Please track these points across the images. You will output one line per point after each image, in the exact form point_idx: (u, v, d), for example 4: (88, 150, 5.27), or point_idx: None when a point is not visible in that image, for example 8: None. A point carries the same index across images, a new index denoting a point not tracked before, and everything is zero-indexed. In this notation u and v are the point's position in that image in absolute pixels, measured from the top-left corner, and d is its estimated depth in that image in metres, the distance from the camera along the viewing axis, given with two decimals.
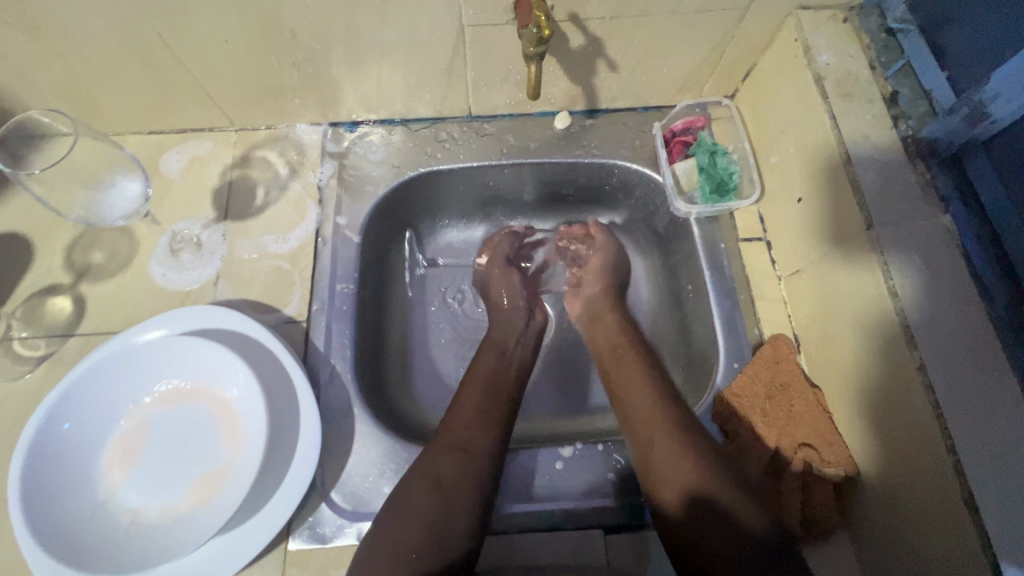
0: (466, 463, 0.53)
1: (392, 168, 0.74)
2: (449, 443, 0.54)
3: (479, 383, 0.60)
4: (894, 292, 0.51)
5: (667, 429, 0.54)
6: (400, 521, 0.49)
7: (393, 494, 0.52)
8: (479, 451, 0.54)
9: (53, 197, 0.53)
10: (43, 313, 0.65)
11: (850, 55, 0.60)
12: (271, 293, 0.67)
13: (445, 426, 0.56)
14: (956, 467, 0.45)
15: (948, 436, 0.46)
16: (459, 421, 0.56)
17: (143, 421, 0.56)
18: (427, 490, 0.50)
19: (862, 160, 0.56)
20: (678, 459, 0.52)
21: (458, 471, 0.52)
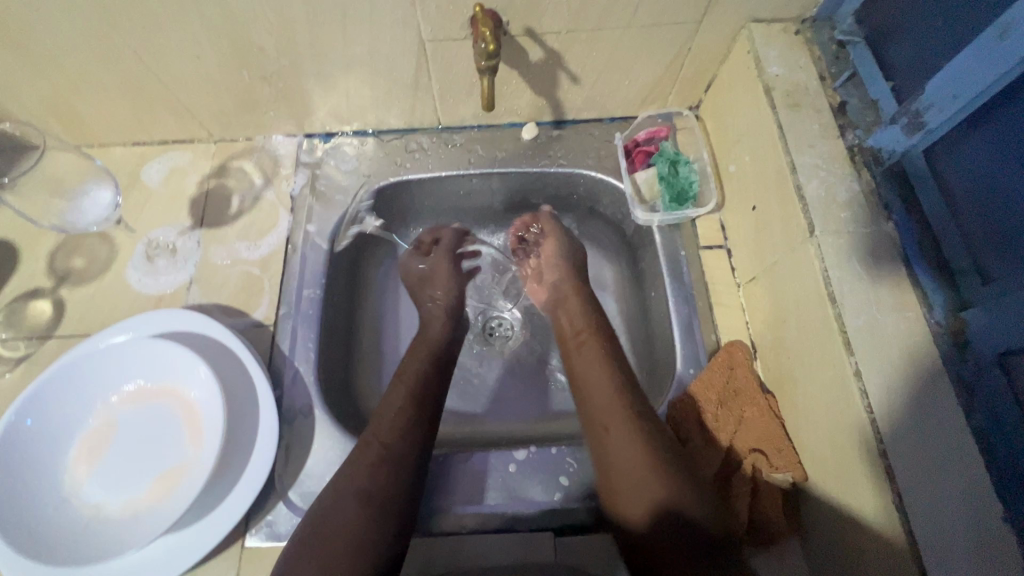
0: (392, 471, 0.54)
1: (363, 177, 0.76)
2: (379, 454, 0.55)
3: (405, 386, 0.61)
4: (833, 298, 0.52)
5: (630, 439, 0.54)
6: (326, 530, 0.49)
7: (322, 503, 0.52)
8: (403, 460, 0.55)
9: (28, 207, 0.57)
10: (24, 315, 0.68)
11: (800, 66, 0.62)
12: (241, 297, 0.69)
13: (373, 435, 0.57)
14: (887, 471, 0.45)
15: (880, 439, 0.46)
16: (383, 426, 0.57)
17: (109, 419, 0.59)
18: (356, 502, 0.51)
19: (808, 168, 0.57)
20: (639, 472, 0.52)
21: (385, 480, 0.53)
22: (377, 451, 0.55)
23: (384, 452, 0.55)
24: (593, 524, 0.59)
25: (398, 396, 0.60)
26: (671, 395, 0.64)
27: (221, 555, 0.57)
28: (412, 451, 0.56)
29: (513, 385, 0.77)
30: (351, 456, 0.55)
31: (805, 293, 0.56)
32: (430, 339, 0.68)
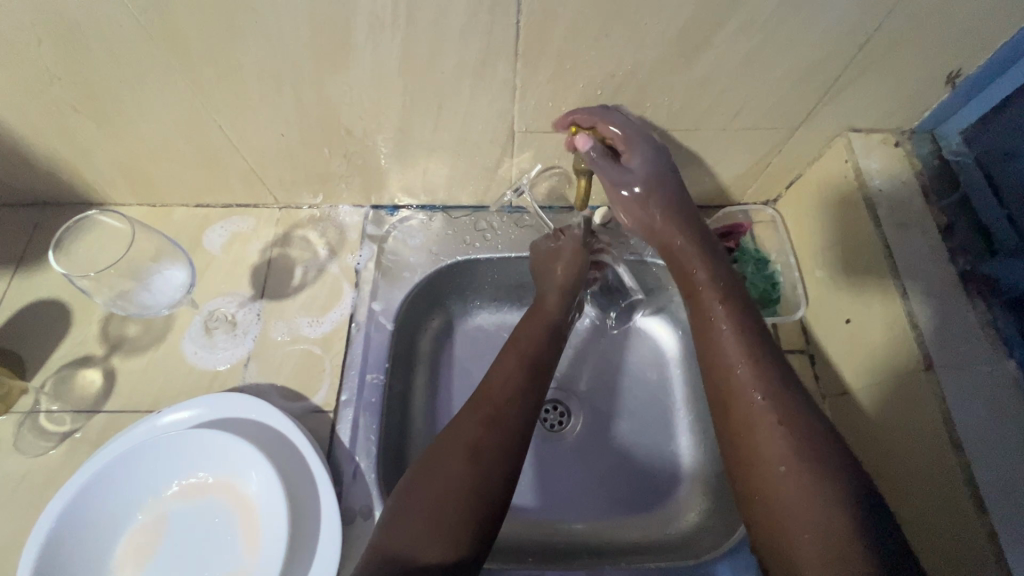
0: (504, 430, 0.50)
1: (430, 254, 0.74)
2: (490, 416, 0.51)
3: (516, 355, 0.57)
4: (957, 443, 0.48)
5: (788, 455, 0.43)
6: (431, 489, 0.47)
7: (426, 458, 0.50)
8: (512, 424, 0.51)
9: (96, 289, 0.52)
10: (72, 386, 0.64)
11: (902, 181, 0.60)
12: (300, 378, 0.66)
13: (483, 390, 0.54)
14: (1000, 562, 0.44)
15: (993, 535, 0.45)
16: (495, 388, 0.54)
17: (156, 516, 0.55)
18: (464, 461, 0.48)
19: (920, 295, 0.55)
20: (807, 491, 0.41)
21: (499, 443, 0.49)
22: (487, 412, 0.52)
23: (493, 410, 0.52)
24: None
25: (509, 368, 0.55)
26: None
27: None
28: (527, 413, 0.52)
29: (565, 475, 0.71)
30: (457, 416, 0.52)
31: (917, 427, 0.52)
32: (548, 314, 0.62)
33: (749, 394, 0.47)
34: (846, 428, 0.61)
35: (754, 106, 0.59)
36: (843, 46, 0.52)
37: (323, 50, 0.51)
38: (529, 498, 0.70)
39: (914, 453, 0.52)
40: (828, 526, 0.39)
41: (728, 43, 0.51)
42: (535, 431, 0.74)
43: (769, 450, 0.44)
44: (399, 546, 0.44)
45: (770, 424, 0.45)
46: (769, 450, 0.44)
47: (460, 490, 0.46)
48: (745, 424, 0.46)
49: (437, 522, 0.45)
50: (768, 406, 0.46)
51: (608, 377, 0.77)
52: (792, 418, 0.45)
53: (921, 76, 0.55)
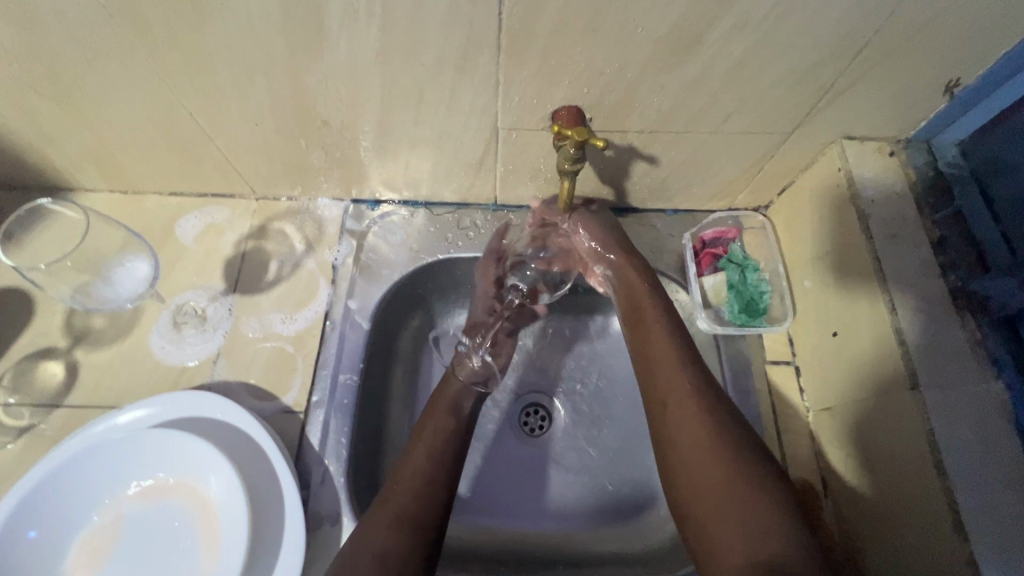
0: (433, 477, 0.55)
1: (411, 252, 0.72)
2: (393, 516, 0.51)
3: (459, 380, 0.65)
4: (941, 465, 0.47)
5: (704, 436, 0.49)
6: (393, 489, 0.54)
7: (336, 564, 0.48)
8: (423, 523, 0.51)
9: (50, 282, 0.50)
10: (33, 379, 0.62)
11: (896, 192, 0.58)
12: (271, 377, 0.63)
13: (388, 490, 0.54)
14: None
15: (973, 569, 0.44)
16: (401, 486, 0.54)
17: (114, 517, 0.53)
18: (371, 565, 0.47)
19: (909, 311, 0.53)
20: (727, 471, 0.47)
21: (400, 542, 0.49)
22: (393, 512, 0.51)
23: (429, 463, 0.56)
24: None
25: (441, 420, 0.60)
26: None
27: None
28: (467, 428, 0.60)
29: (539, 482, 0.70)
30: (368, 514, 0.52)
31: (899, 445, 0.51)
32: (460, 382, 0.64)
33: (674, 378, 0.54)
34: (830, 444, 0.59)
35: (746, 110, 0.57)
36: (839, 51, 0.50)
37: (295, 38, 0.49)
38: (497, 503, 0.68)
39: (895, 472, 0.51)
40: (732, 485, 0.46)
41: (721, 43, 0.49)
42: (512, 436, 0.72)
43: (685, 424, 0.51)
44: None
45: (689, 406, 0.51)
46: (682, 425, 0.51)
47: (407, 550, 0.49)
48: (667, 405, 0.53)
49: (389, 574, 0.47)
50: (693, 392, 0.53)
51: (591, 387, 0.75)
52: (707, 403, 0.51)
53: (919, 84, 0.53)
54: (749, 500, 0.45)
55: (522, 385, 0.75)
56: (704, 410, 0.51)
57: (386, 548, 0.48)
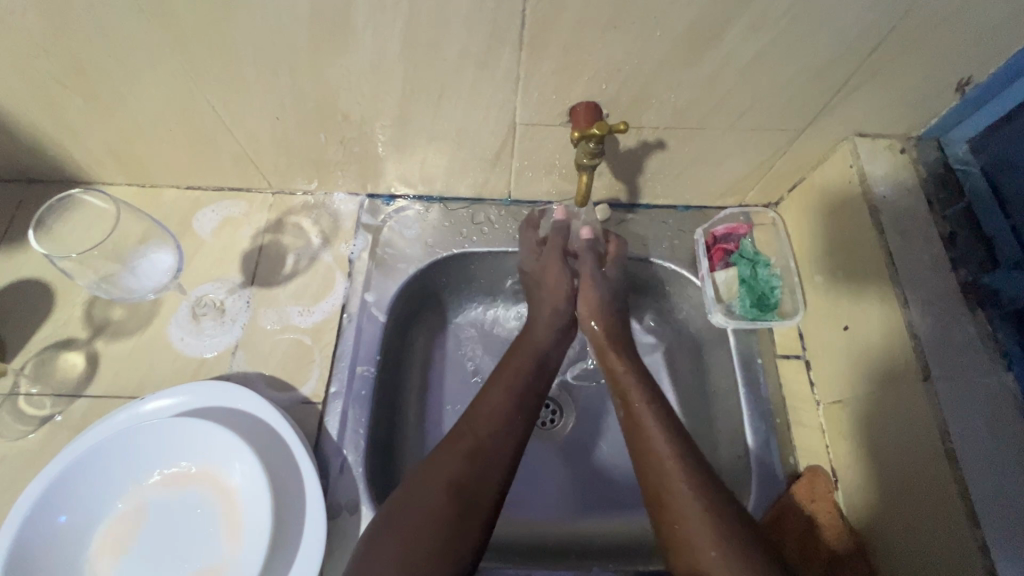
0: (513, 422, 0.55)
1: (425, 247, 0.72)
2: (477, 451, 0.52)
3: (503, 386, 0.58)
4: (953, 456, 0.48)
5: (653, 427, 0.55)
6: (395, 532, 0.47)
7: (404, 492, 0.50)
8: (498, 460, 0.52)
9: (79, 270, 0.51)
10: (53, 369, 0.63)
11: (907, 188, 0.59)
12: (289, 368, 0.64)
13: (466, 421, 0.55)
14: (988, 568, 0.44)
15: (986, 557, 0.45)
16: (480, 421, 0.55)
17: (138, 504, 0.53)
18: (445, 494, 0.49)
19: (921, 304, 0.54)
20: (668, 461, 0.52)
21: (478, 477, 0.51)
22: (471, 445, 0.53)
23: (510, 405, 0.56)
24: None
25: (521, 362, 0.61)
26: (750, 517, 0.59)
27: None
28: (501, 453, 0.53)
29: (550, 474, 0.71)
30: (443, 445, 0.53)
31: (910, 436, 0.52)
32: (536, 345, 0.63)
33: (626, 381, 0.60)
34: (841, 436, 0.60)
35: (761, 107, 0.58)
36: (854, 49, 0.51)
37: (320, 32, 0.49)
38: (517, 496, 0.69)
39: (906, 462, 0.52)
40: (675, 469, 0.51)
41: (738, 41, 0.50)
42: None
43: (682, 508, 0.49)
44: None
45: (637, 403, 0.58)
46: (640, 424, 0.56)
47: (483, 485, 0.50)
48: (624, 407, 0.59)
49: (462, 505, 0.49)
50: (680, 470, 0.51)
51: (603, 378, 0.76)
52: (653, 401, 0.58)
53: (931, 82, 0.54)
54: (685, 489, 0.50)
55: None
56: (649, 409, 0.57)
57: (462, 479, 0.50)
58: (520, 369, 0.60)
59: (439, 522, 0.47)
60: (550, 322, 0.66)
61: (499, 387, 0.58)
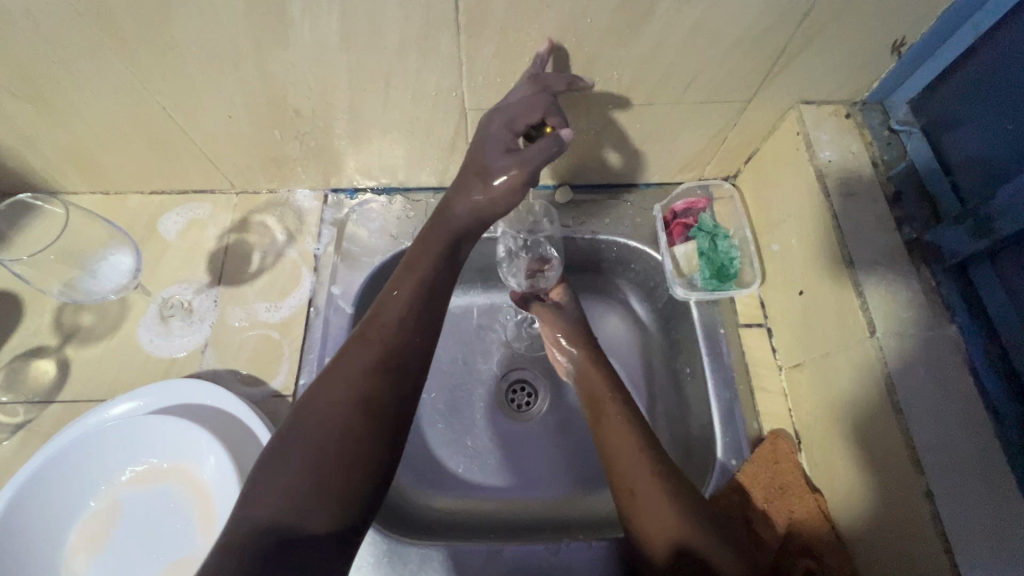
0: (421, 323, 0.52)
1: (390, 237, 0.73)
2: (383, 361, 0.50)
3: (413, 288, 0.53)
4: (899, 407, 0.49)
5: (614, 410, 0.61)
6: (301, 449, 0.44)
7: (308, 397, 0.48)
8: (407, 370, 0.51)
9: (36, 275, 0.52)
10: (25, 377, 0.64)
11: (853, 152, 0.60)
12: (259, 363, 0.65)
13: (373, 323, 0.52)
14: (934, 515, 0.45)
15: (933, 506, 0.46)
16: (390, 323, 0.51)
17: (112, 502, 0.54)
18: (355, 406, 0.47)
19: (867, 263, 0.55)
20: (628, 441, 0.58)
21: (384, 386, 0.49)
22: (380, 355, 0.50)
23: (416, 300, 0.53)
24: None
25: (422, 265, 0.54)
26: (714, 487, 0.60)
27: None
28: (412, 368, 0.51)
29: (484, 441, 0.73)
30: (344, 360, 0.50)
31: (862, 393, 0.53)
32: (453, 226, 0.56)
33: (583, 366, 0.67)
34: (803, 398, 0.62)
35: (703, 80, 0.59)
36: (786, 17, 0.52)
37: (258, 28, 0.50)
38: (501, 481, 0.71)
39: (857, 418, 0.53)
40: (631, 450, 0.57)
41: (671, 14, 0.50)
42: (502, 411, 0.75)
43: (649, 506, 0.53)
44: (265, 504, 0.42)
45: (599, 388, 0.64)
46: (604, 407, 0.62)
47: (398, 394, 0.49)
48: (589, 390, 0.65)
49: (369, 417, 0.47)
50: (641, 454, 0.57)
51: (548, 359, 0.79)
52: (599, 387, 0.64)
53: (867, 46, 0.55)
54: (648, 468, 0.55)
55: (507, 363, 0.78)
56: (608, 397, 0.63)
57: (369, 393, 0.48)
58: (425, 281, 0.54)
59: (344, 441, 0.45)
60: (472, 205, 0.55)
61: (406, 283, 0.54)
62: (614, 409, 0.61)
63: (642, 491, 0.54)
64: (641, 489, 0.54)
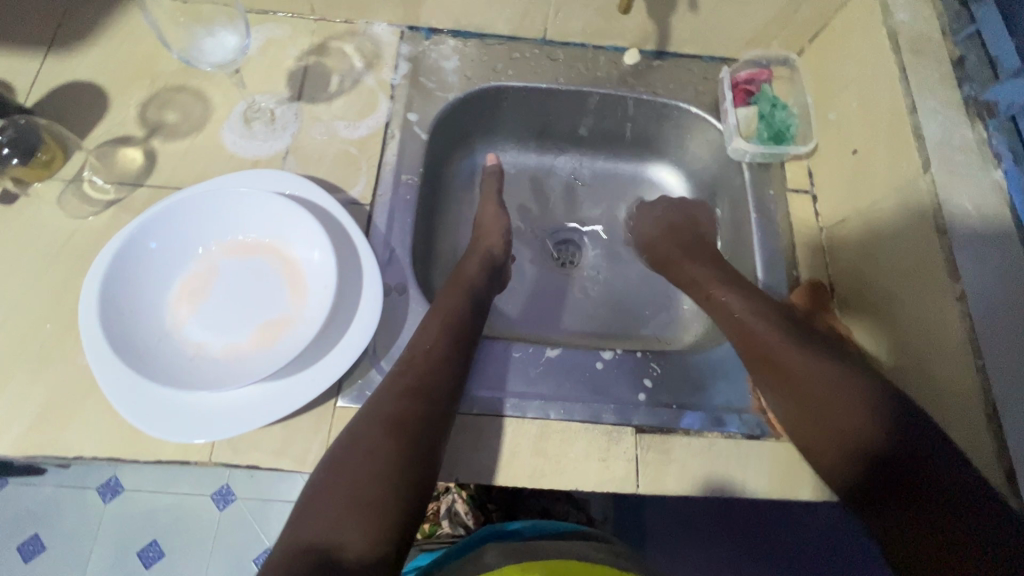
0: (450, 354, 0.58)
1: (463, 77, 0.76)
2: (410, 388, 0.54)
3: (439, 322, 0.60)
4: (942, 227, 0.54)
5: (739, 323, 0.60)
6: (342, 478, 0.48)
7: (345, 437, 0.51)
8: (435, 392, 0.55)
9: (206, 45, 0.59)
10: (114, 160, 0.66)
11: (926, 17, 0.64)
12: (337, 173, 0.68)
13: (405, 359, 0.57)
14: (964, 314, 0.51)
15: (962, 303, 0.52)
16: (417, 357, 0.57)
17: (211, 265, 0.58)
18: (383, 433, 0.51)
19: (928, 112, 0.59)
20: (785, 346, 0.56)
21: (415, 409, 0.53)
22: (410, 381, 0.55)
23: (442, 327, 0.59)
24: (674, 425, 0.60)
25: (454, 298, 0.63)
26: None
27: (310, 415, 0.57)
28: (442, 383, 0.56)
29: (552, 300, 0.80)
30: (381, 385, 0.55)
31: (909, 223, 0.58)
32: (468, 284, 0.66)
33: (704, 273, 0.67)
34: (845, 247, 0.67)
35: None
36: None
37: None
38: (548, 318, 0.79)
39: (898, 252, 0.59)
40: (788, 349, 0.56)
41: None
42: (549, 264, 0.82)
43: (830, 403, 0.52)
44: (314, 518, 0.45)
45: (725, 292, 0.63)
46: (727, 314, 0.62)
47: (425, 421, 0.53)
48: (714, 304, 0.64)
49: (405, 444, 0.50)
50: (797, 356, 0.55)
51: (602, 224, 0.85)
52: (736, 282, 0.64)
53: None
54: (815, 365, 0.54)
55: (560, 222, 0.85)
56: (739, 297, 0.62)
57: (403, 416, 0.52)
58: (448, 320, 0.60)
59: (383, 473, 0.48)
60: (482, 262, 0.69)
61: (432, 325, 0.59)
62: (705, 274, 0.66)
63: (750, 321, 0.60)
64: (759, 344, 0.58)
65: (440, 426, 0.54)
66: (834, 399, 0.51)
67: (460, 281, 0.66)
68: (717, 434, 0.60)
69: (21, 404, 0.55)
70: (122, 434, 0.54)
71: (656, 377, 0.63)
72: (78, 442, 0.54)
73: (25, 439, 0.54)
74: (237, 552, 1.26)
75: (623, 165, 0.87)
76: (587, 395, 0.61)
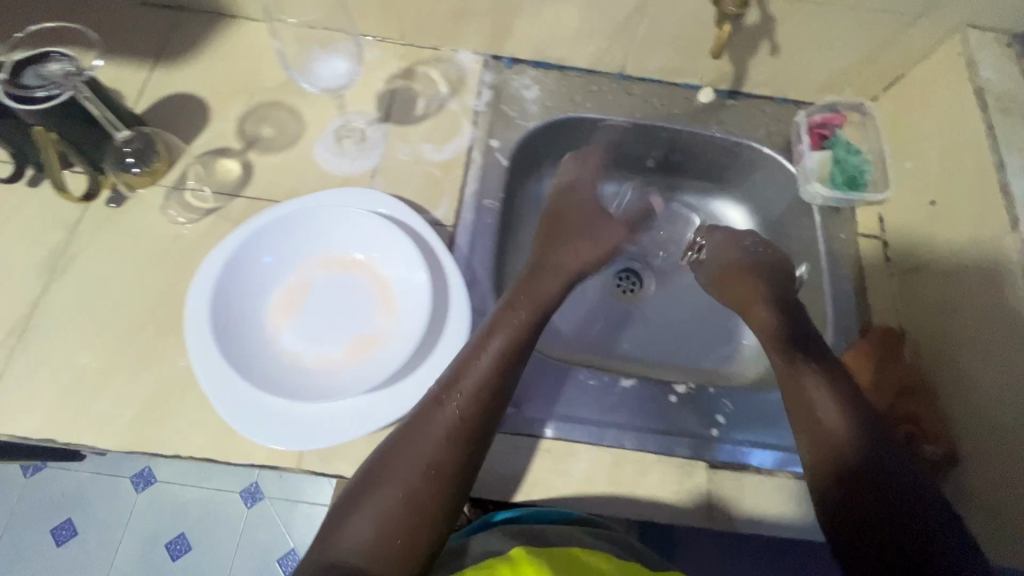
0: (494, 388, 0.54)
1: (544, 107, 0.78)
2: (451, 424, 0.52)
3: (488, 354, 0.55)
4: None
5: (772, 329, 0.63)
6: (370, 513, 0.49)
7: (380, 462, 0.52)
8: (475, 430, 0.52)
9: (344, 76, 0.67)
10: (214, 171, 0.69)
11: (1011, 76, 0.65)
12: (423, 194, 0.71)
13: (447, 386, 0.54)
14: None
15: None
16: (460, 391, 0.53)
17: (306, 279, 0.61)
18: (418, 471, 0.50)
19: (1015, 169, 0.60)
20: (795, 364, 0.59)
21: (449, 450, 0.51)
22: (451, 417, 0.52)
23: (495, 360, 0.55)
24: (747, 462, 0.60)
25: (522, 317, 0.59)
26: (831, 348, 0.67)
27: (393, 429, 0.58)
28: (481, 420, 0.53)
29: (613, 327, 0.81)
30: (418, 411, 0.53)
31: (998, 280, 0.58)
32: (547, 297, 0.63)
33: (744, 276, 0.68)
34: (921, 295, 0.67)
35: None
36: None
37: None
38: (611, 344, 0.80)
39: (982, 306, 0.60)
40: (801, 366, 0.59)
41: None
42: (612, 291, 0.84)
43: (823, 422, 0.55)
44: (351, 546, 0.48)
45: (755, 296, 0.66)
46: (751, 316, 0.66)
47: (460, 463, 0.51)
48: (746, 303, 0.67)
49: (438, 484, 0.50)
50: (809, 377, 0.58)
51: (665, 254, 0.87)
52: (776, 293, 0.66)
53: None
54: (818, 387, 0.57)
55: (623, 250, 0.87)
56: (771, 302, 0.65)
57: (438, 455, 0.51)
58: (503, 351, 0.56)
59: (411, 512, 0.49)
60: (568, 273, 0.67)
61: (482, 353, 0.55)
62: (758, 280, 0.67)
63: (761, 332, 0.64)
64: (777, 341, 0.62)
65: (474, 465, 0.52)
66: (838, 442, 0.54)
67: (537, 293, 0.63)
68: (790, 474, 0.60)
69: (124, 400, 0.57)
70: (217, 436, 0.56)
71: (728, 413, 0.64)
72: (176, 441, 0.56)
73: (127, 434, 0.56)
74: (267, 552, 1.27)
75: (689, 198, 0.88)
76: (660, 427, 0.62)
